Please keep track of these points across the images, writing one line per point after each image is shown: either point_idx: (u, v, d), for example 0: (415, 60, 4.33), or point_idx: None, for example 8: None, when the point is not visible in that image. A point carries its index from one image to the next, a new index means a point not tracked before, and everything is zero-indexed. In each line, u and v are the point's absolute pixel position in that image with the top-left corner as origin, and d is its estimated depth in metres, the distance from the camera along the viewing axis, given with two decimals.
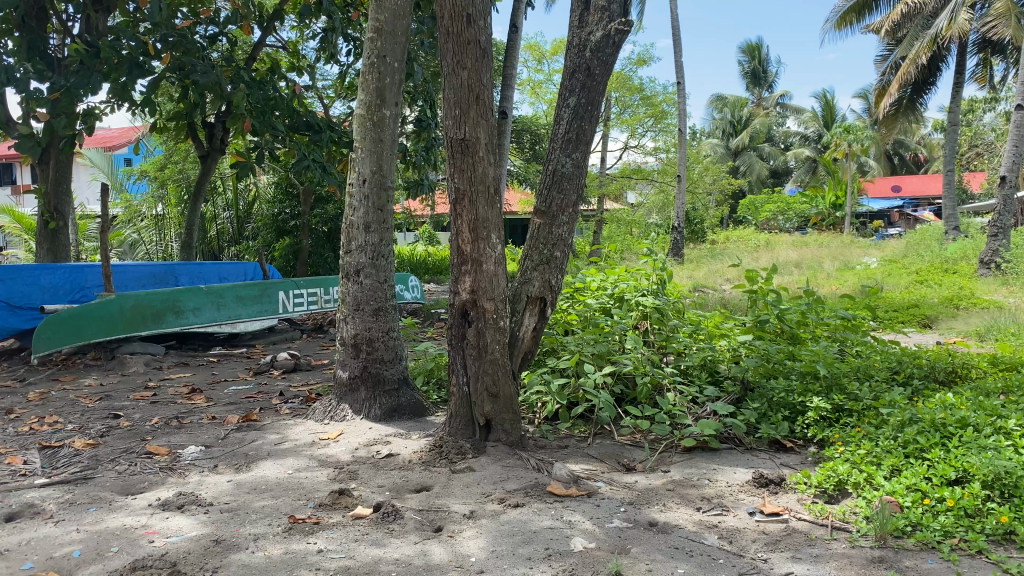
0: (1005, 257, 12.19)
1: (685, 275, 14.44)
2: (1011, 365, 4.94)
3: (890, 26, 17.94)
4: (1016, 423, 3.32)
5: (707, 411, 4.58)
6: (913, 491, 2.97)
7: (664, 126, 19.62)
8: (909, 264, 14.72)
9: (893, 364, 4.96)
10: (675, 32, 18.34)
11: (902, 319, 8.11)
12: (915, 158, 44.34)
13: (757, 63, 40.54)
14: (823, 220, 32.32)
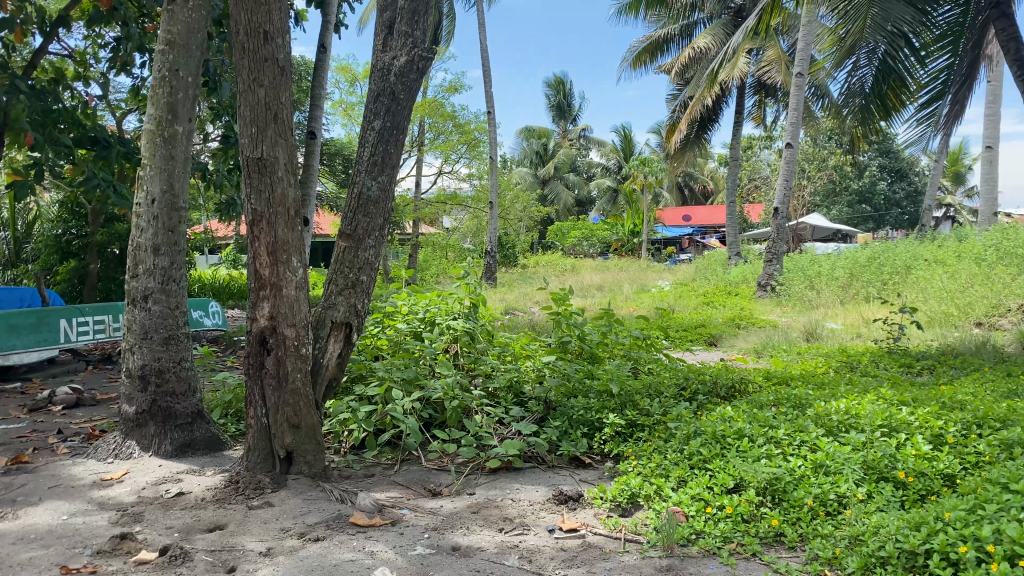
0: (779, 281, 13.39)
1: (496, 298, 14.73)
2: (781, 379, 5.41)
3: (680, 68, 19.33)
4: (785, 433, 3.62)
5: (512, 431, 4.66)
6: (697, 501, 3.16)
7: (477, 153, 19.97)
8: (698, 287, 15.85)
9: (681, 381, 5.27)
10: (487, 62, 18.77)
11: (692, 338, 8.70)
12: (704, 190, 47.94)
13: (562, 97, 42.27)
14: (623, 246, 34.15)
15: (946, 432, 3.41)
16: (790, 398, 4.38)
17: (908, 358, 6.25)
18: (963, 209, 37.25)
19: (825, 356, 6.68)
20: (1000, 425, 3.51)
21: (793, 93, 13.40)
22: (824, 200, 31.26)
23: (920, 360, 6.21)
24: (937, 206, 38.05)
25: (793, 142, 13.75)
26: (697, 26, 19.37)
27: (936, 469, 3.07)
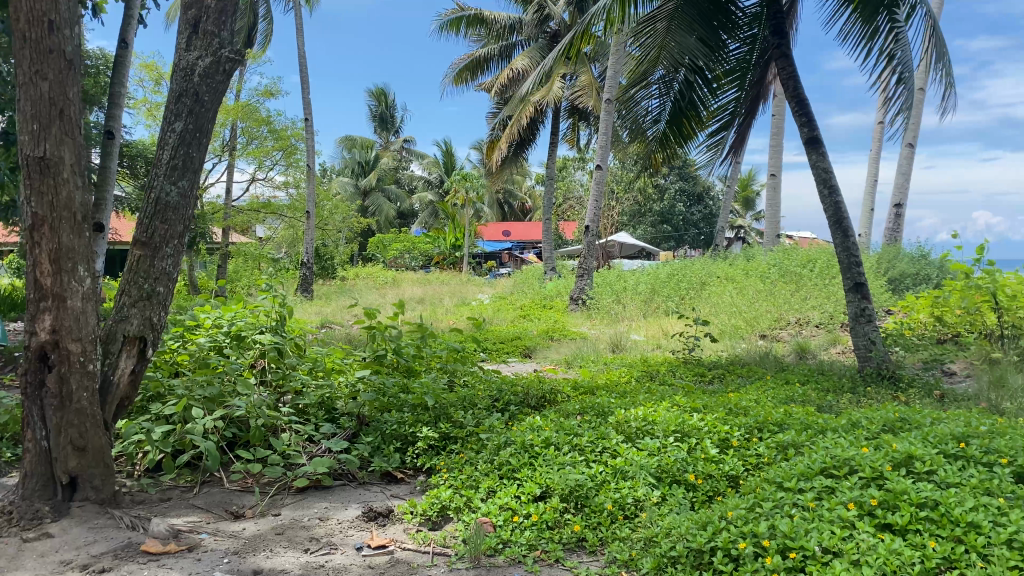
0: (591, 295, 13.95)
1: (313, 311, 14.34)
2: (588, 389, 5.62)
3: (499, 88, 19.77)
4: (589, 440, 3.77)
5: (322, 448, 4.54)
6: (505, 510, 3.22)
7: (293, 161, 19.39)
8: (514, 300, 16.22)
9: (494, 392, 5.35)
10: (305, 69, 18.31)
11: (507, 350, 8.89)
12: (522, 206, 49.20)
13: (385, 109, 41.96)
14: (444, 259, 34.34)
15: (731, 435, 3.69)
16: (594, 406, 4.56)
17: (701, 368, 6.71)
18: (751, 231, 40.68)
19: (628, 366, 7.04)
20: (778, 429, 3.84)
21: (603, 118, 14.06)
22: (631, 220, 33.09)
23: (712, 369, 6.69)
24: (730, 228, 41.24)
25: (603, 164, 14.41)
26: (516, 49, 19.83)
27: (722, 471, 3.31)
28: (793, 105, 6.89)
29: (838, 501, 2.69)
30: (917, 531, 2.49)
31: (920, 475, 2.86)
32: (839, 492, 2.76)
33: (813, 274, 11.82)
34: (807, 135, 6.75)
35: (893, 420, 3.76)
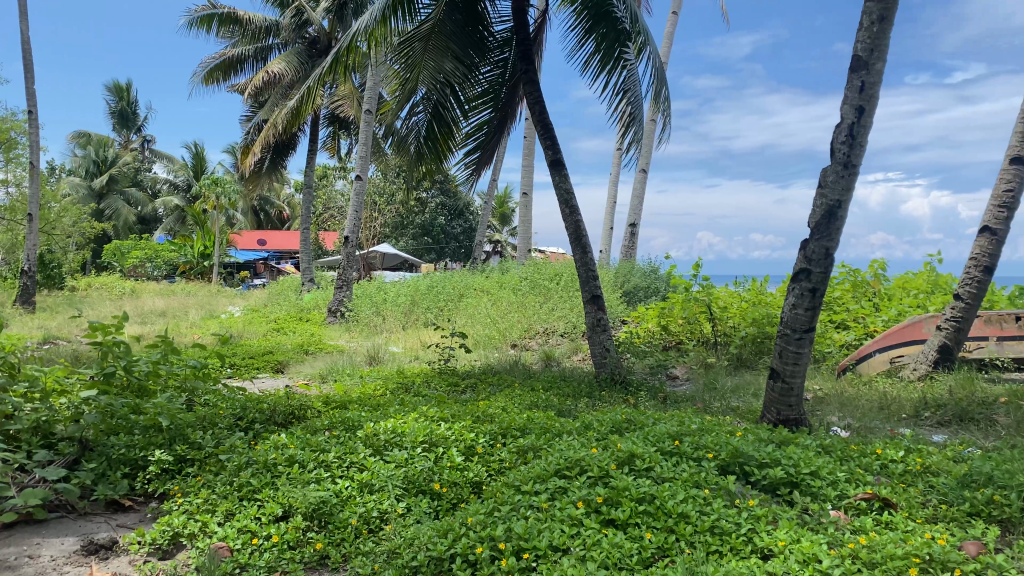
0: (348, 307, 13.75)
1: (35, 325, 12.84)
2: (340, 404, 5.54)
3: (254, 91, 18.99)
4: (334, 456, 3.71)
5: (35, 478, 4.06)
6: (244, 533, 3.07)
7: (13, 156, 17.31)
8: (268, 312, 15.60)
9: (237, 410, 5.10)
10: (29, 56, 16.47)
11: (258, 365, 8.52)
12: (279, 215, 47.49)
13: (126, 105, 38.73)
14: (191, 269, 32.23)
15: (476, 443, 3.80)
16: (343, 421, 4.50)
17: (454, 378, 6.84)
18: (508, 246, 42.19)
19: (383, 379, 7.02)
20: (520, 433, 4.02)
21: (363, 128, 13.96)
22: (392, 232, 33.06)
23: (464, 379, 6.85)
24: (488, 242, 42.52)
25: (363, 175, 14.29)
26: (273, 52, 19.20)
27: (466, 478, 3.42)
28: (538, 129, 7.27)
29: (569, 501, 2.86)
30: (637, 523, 2.71)
31: (641, 471, 3.12)
32: (570, 492, 2.94)
33: (560, 287, 12.52)
34: (551, 157, 7.14)
35: (620, 421, 4.08)
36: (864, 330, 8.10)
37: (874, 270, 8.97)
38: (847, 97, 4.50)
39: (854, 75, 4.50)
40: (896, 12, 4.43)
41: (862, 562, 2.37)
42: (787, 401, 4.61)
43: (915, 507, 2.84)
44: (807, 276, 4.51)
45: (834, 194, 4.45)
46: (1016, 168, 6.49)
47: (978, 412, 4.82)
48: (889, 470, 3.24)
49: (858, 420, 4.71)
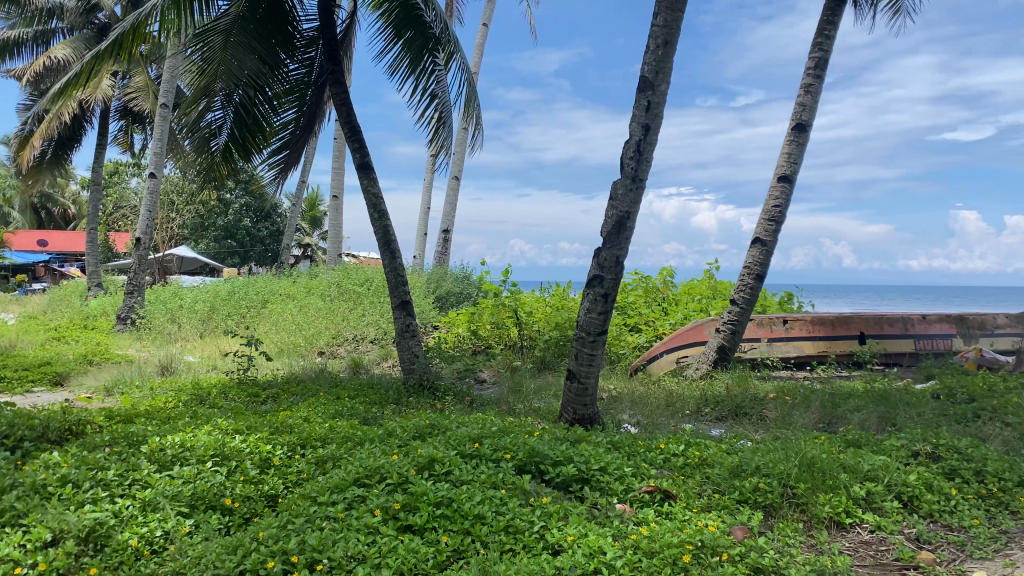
0: (140, 314, 12.86)
1: None
2: (126, 418, 5.16)
3: (33, 77, 17.35)
4: (115, 474, 3.44)
5: None
6: (5, 562, 2.71)
7: None
8: (47, 320, 14.27)
9: (2, 429, 4.60)
10: None
11: (32, 378, 7.76)
12: (63, 214, 43.62)
13: None
14: None
15: (272, 455, 3.68)
16: (126, 436, 4.19)
17: (255, 388, 6.57)
18: (317, 249, 41.18)
19: (176, 390, 6.61)
20: (321, 443, 3.94)
21: (159, 123, 13.13)
22: (192, 234, 31.31)
23: (266, 389, 6.60)
24: (297, 246, 41.30)
25: (157, 173, 13.43)
26: (56, 36, 17.66)
27: (260, 492, 3.31)
28: (345, 132, 7.15)
29: (367, 508, 2.82)
30: (433, 528, 2.72)
31: (440, 475, 3.15)
32: (368, 500, 2.91)
33: (369, 293, 12.40)
34: (358, 160, 7.03)
35: (423, 427, 4.09)
36: (655, 333, 8.67)
37: (664, 277, 9.57)
38: (635, 115, 4.79)
39: (641, 94, 4.78)
40: (678, 39, 4.78)
41: (642, 552, 2.51)
42: (582, 401, 4.82)
43: (692, 497, 3.05)
44: (600, 282, 4.73)
45: (623, 206, 4.71)
46: (783, 186, 7.18)
47: (750, 407, 5.28)
48: (671, 463, 3.47)
49: (646, 417, 5.00)
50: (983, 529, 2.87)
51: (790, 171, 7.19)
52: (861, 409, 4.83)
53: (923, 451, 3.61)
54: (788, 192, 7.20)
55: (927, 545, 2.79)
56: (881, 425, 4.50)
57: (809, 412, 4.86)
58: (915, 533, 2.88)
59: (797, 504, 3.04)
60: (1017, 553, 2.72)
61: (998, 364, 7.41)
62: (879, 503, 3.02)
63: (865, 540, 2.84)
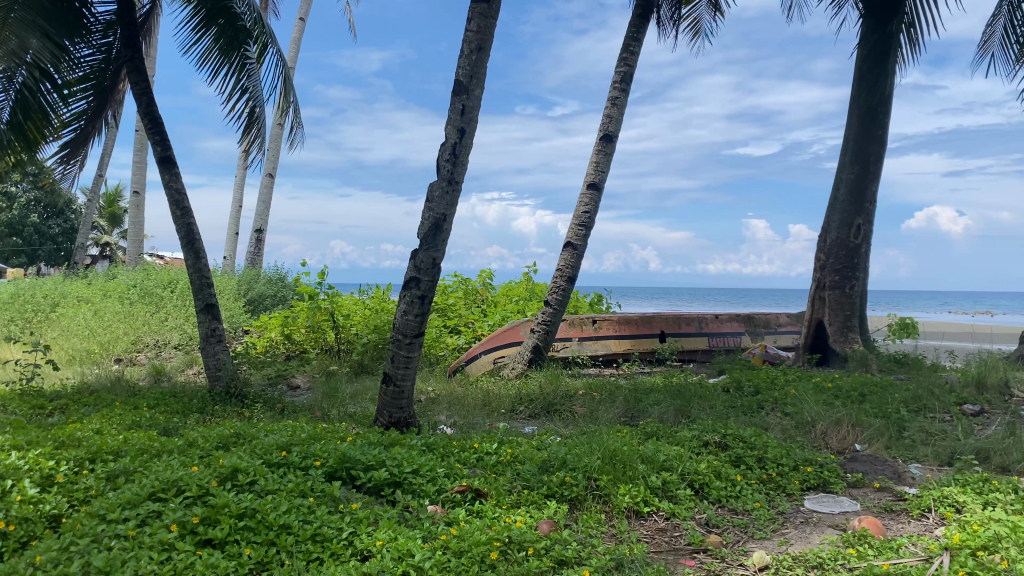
0: None
1: None
2: None
3: None
4: None
5: None
6: None
7: None
8: None
9: None
10: None
11: None
12: None
13: None
14: None
15: (56, 471, 3.38)
16: None
17: (39, 400, 5.99)
18: (117, 249, 38.34)
19: None
20: (112, 457, 3.66)
21: None
22: None
23: (53, 400, 6.04)
24: (93, 246, 38.24)
25: None
26: None
27: (42, 512, 3.02)
28: (145, 124, 6.71)
29: (161, 524, 2.64)
30: (235, 541, 2.60)
31: (243, 486, 3.01)
32: (163, 515, 2.72)
33: (174, 297, 11.71)
34: (159, 154, 6.59)
35: (227, 436, 3.92)
36: (473, 334, 8.77)
37: (483, 279, 9.71)
38: (450, 119, 4.82)
39: (456, 98, 4.82)
40: (491, 45, 4.88)
41: (451, 552, 2.52)
42: (398, 404, 4.79)
43: (502, 495, 3.11)
44: (416, 284, 4.71)
45: (439, 208, 4.73)
46: (592, 193, 7.48)
47: (561, 405, 5.46)
48: (483, 462, 3.52)
49: (462, 418, 5.03)
50: (762, 511, 3.12)
51: (598, 179, 7.51)
52: (661, 403, 5.12)
53: (713, 440, 3.88)
54: (597, 200, 7.52)
55: (715, 529, 3.01)
56: (678, 417, 4.79)
57: (615, 407, 5.09)
58: (706, 518, 3.09)
59: (600, 496, 3.17)
60: (791, 532, 2.99)
61: (779, 359, 8.13)
62: (674, 492, 3.22)
63: (660, 527, 3.01)
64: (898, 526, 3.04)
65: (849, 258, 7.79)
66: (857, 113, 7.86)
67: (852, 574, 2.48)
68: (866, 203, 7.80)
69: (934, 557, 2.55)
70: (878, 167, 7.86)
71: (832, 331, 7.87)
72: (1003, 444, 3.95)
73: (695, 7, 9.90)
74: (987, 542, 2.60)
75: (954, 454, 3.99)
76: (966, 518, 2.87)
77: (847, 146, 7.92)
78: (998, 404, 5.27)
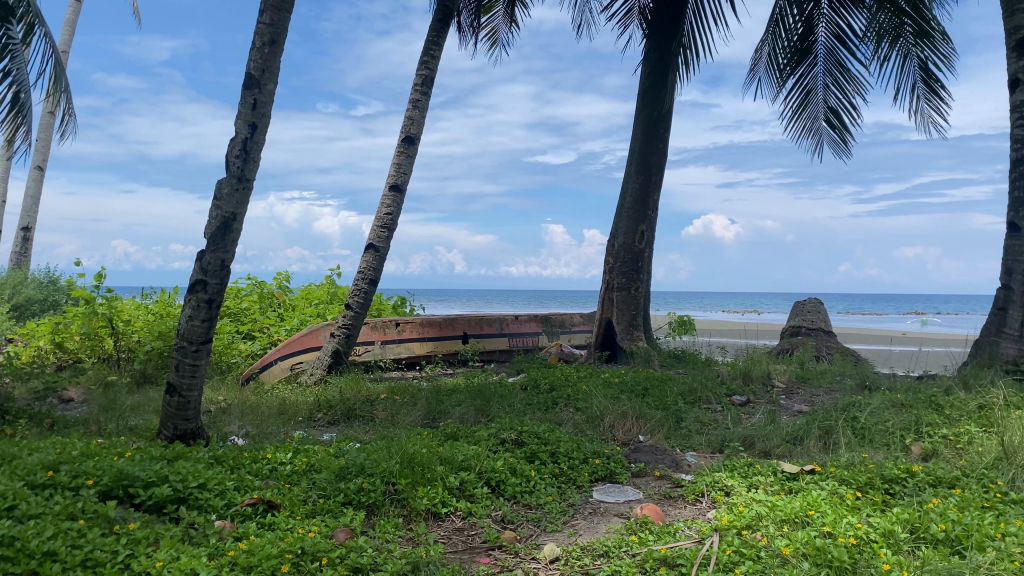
0: None
1: None
2: None
3: None
4: None
5: None
6: None
7: None
8: None
9: None
10: None
11: None
12: None
13: None
14: None
15: None
16: None
17: None
18: None
19: None
20: None
21: None
22: None
23: None
24: None
25: None
26: None
27: None
28: None
29: None
30: None
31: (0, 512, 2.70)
32: None
33: None
34: None
35: None
36: (269, 340, 8.46)
37: (280, 282, 9.36)
38: (240, 113, 4.62)
39: (247, 92, 4.64)
40: (284, 39, 4.74)
41: (240, 568, 2.40)
42: (184, 415, 4.52)
43: (296, 505, 3.01)
44: (203, 287, 4.47)
45: (229, 207, 4.51)
46: (393, 195, 7.45)
47: (360, 410, 5.39)
48: (277, 472, 3.39)
49: (255, 428, 4.82)
50: (554, 504, 3.25)
51: (400, 181, 7.49)
52: (461, 403, 5.18)
53: (510, 438, 3.98)
54: (399, 202, 7.50)
55: (510, 525, 3.08)
56: (478, 417, 4.87)
57: (415, 409, 5.09)
58: (501, 515, 3.17)
59: (397, 500, 3.15)
60: (580, 523, 3.13)
61: (573, 357, 8.49)
62: (471, 491, 3.27)
63: (457, 527, 3.05)
64: (675, 511, 3.26)
65: (634, 262, 8.28)
66: (643, 125, 8.37)
67: (633, 559, 2.63)
68: (648, 211, 8.32)
69: (706, 538, 2.76)
70: (660, 177, 8.42)
71: (620, 329, 8.33)
72: (765, 430, 4.36)
73: (493, 18, 10.11)
74: (750, 521, 2.86)
75: (724, 441, 4.35)
76: (734, 501, 3.13)
77: (632, 157, 8.42)
78: (762, 394, 5.80)
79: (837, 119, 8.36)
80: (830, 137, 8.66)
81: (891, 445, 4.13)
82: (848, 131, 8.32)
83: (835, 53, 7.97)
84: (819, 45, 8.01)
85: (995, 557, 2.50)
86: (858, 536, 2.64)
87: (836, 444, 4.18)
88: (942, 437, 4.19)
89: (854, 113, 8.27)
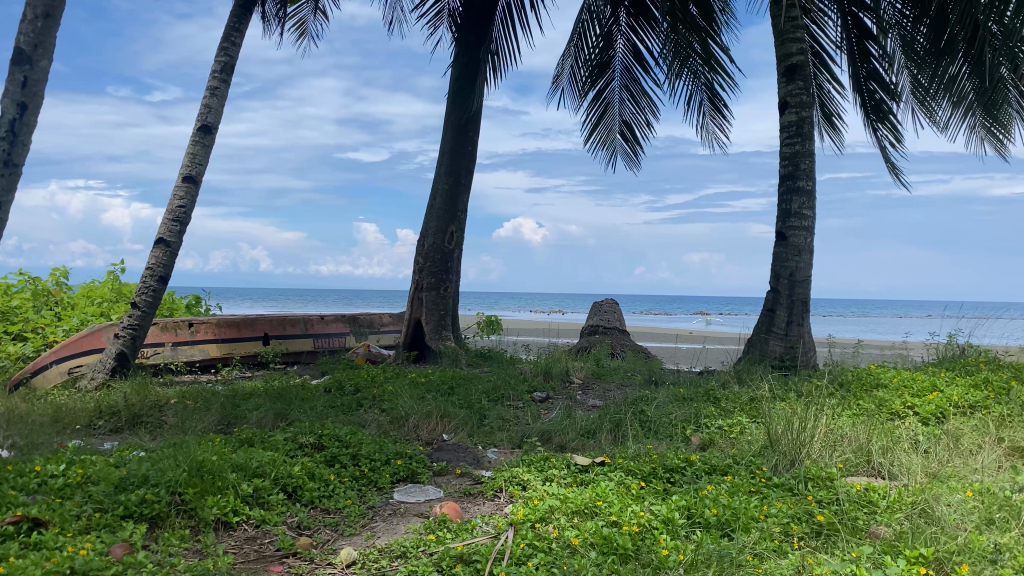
0: None
1: None
2: None
3: None
4: None
5: None
6: None
7: None
8: None
9: None
10: None
11: None
12: None
13: None
14: None
15: None
16: None
17: None
18: None
19: None
20: None
21: None
22: None
23: None
24: None
25: None
26: None
27: None
28: None
29: None
30: None
31: None
32: None
33: None
34: None
35: None
36: (43, 341, 7.75)
37: (57, 278, 8.58)
38: (7, 90, 4.21)
39: (16, 68, 4.24)
40: (60, 13, 4.41)
41: None
42: None
43: (67, 521, 2.76)
44: None
45: None
46: (187, 187, 7.04)
47: (147, 417, 5.07)
48: (46, 486, 3.09)
49: (23, 437, 4.37)
50: (353, 508, 3.20)
51: (195, 172, 7.09)
52: (259, 408, 4.98)
53: (309, 442, 3.87)
54: (192, 194, 7.09)
55: (306, 531, 3.01)
56: (276, 422, 4.69)
57: (209, 415, 4.83)
58: (297, 521, 3.08)
59: (184, 510, 2.98)
60: (378, 525, 3.10)
61: (380, 358, 8.42)
62: (265, 498, 3.15)
63: (250, 536, 2.94)
64: (474, 508, 3.31)
65: (443, 262, 8.34)
66: (451, 128, 8.43)
67: (430, 559, 2.65)
68: (457, 212, 8.42)
69: (501, 533, 2.82)
70: (469, 180, 8.54)
71: (428, 329, 8.33)
72: (561, 425, 4.53)
73: (300, 7, 9.83)
74: (544, 514, 2.95)
75: (524, 437, 4.48)
76: (528, 495, 3.22)
77: (441, 159, 8.47)
78: (560, 391, 6.03)
79: (631, 133, 8.88)
80: (623, 150, 9.16)
81: (674, 437, 4.42)
82: (639, 143, 8.85)
83: (632, 69, 8.44)
84: (618, 60, 8.42)
85: (758, 537, 2.75)
86: (641, 524, 2.80)
87: (624, 436, 4.42)
88: (718, 428, 4.54)
89: (646, 127, 8.81)
